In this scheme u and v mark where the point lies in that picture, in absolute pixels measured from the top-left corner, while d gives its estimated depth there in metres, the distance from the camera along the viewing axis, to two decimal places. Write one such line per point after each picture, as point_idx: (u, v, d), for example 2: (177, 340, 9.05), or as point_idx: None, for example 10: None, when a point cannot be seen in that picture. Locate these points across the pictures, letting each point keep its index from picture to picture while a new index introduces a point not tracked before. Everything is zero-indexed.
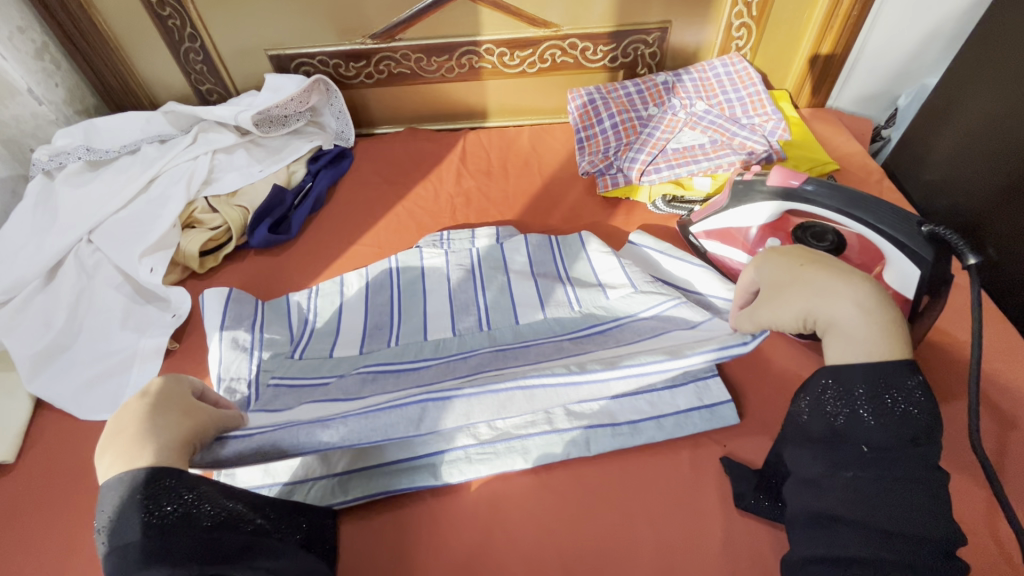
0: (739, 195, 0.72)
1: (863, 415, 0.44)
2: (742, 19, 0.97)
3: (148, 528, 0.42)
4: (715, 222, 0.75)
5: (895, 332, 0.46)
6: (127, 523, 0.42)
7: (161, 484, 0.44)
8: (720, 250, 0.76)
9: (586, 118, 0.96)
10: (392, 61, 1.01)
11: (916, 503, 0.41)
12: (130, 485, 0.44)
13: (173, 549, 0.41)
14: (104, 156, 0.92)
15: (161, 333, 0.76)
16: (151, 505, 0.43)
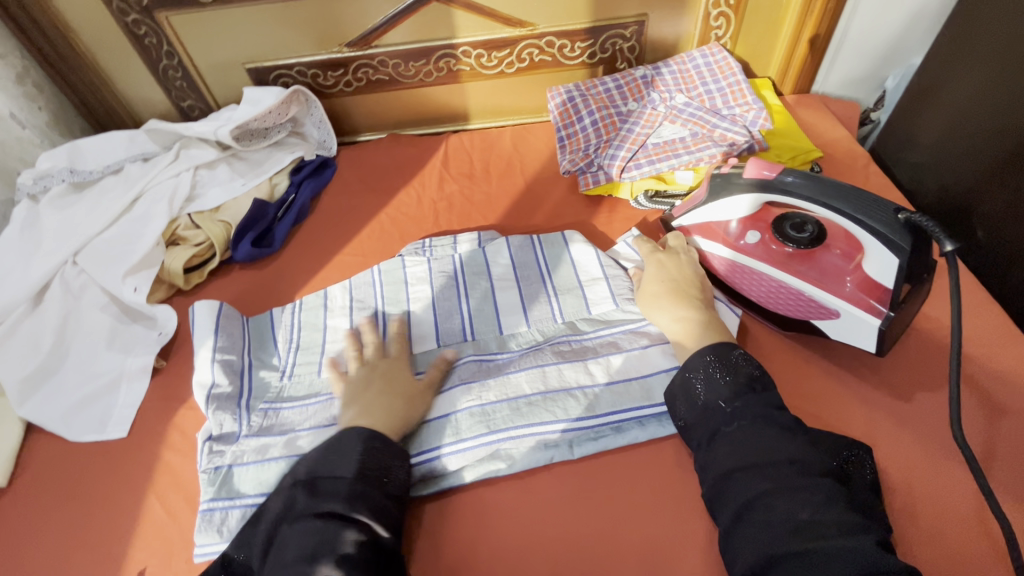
0: (716, 188, 0.72)
1: (716, 377, 0.59)
2: (719, 8, 0.96)
3: (358, 474, 0.55)
4: (696, 217, 0.75)
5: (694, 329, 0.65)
6: (348, 461, 0.56)
7: (376, 444, 0.58)
8: (701, 244, 0.75)
9: (567, 115, 0.95)
10: (370, 68, 1.01)
11: (772, 441, 0.54)
12: (365, 440, 0.58)
13: (365, 496, 0.54)
14: (88, 177, 0.93)
15: (147, 352, 0.76)
16: (366, 458, 0.57)
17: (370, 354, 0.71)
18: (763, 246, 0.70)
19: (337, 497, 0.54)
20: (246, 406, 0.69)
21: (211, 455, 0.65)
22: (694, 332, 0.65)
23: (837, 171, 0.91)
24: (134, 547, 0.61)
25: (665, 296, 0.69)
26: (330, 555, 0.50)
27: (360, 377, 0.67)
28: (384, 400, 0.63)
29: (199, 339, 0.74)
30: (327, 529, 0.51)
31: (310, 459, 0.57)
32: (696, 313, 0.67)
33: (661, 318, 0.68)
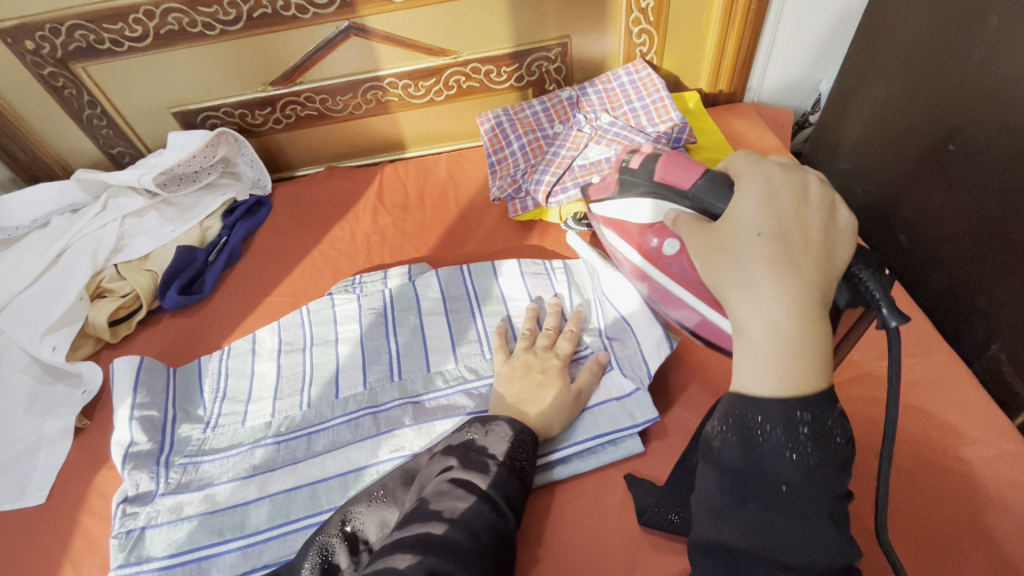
0: (625, 185, 0.70)
1: (792, 445, 0.41)
2: (640, 25, 0.96)
3: (508, 461, 0.57)
4: (610, 212, 0.73)
5: (803, 355, 0.42)
6: (501, 442, 0.58)
7: (526, 436, 0.59)
8: (617, 240, 0.74)
9: (495, 141, 0.95)
10: (297, 105, 1.00)
11: (819, 531, 0.40)
12: (515, 429, 0.59)
13: (510, 483, 0.55)
14: (14, 233, 0.93)
15: (69, 412, 0.75)
16: (515, 448, 0.58)
17: (542, 342, 0.71)
18: (682, 258, 0.65)
19: (479, 471, 0.55)
20: (165, 462, 0.68)
21: (124, 518, 0.63)
22: (764, 337, 0.43)
23: None
24: None
25: (752, 262, 0.44)
26: (461, 526, 0.50)
27: (523, 366, 0.68)
28: (546, 392, 0.65)
29: (118, 395, 0.73)
30: (464, 500, 0.52)
31: (468, 433, 0.59)
32: (805, 323, 0.42)
33: (749, 305, 0.44)
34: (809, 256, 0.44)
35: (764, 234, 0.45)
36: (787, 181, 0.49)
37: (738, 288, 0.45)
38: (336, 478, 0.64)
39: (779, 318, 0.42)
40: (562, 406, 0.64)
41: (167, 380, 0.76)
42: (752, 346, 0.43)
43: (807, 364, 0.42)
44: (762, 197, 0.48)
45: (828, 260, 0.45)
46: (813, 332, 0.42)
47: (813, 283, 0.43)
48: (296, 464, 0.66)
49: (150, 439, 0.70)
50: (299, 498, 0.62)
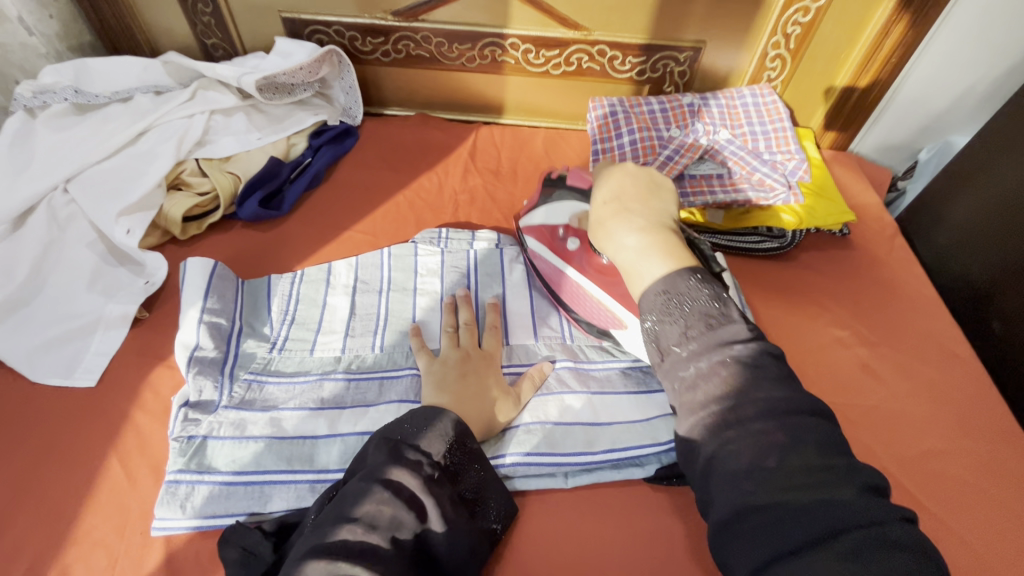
0: (547, 191, 0.76)
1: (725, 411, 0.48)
2: (778, 50, 0.93)
3: (439, 457, 0.54)
4: (536, 217, 0.76)
5: (673, 251, 0.54)
6: (436, 445, 0.55)
7: (464, 434, 0.57)
8: (537, 246, 0.76)
9: (605, 129, 0.92)
10: (411, 42, 0.96)
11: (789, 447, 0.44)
12: (459, 427, 0.57)
13: (438, 485, 0.53)
14: (93, 100, 0.86)
15: (130, 300, 0.71)
16: (453, 446, 0.56)
17: (468, 339, 0.69)
18: (584, 253, 0.71)
19: (412, 472, 0.52)
20: (229, 375, 0.65)
21: (184, 423, 0.61)
22: (637, 262, 0.55)
23: (865, 235, 0.90)
24: (86, 510, 0.57)
25: (612, 225, 0.57)
26: (391, 533, 0.49)
27: (455, 364, 0.65)
28: (462, 382, 0.63)
29: (187, 296, 0.69)
30: (389, 505, 0.50)
31: (401, 424, 0.56)
32: (659, 236, 0.55)
33: (620, 238, 0.56)
34: (646, 201, 0.58)
35: (606, 201, 0.59)
36: (610, 167, 0.63)
37: (609, 241, 0.57)
38: None
39: (639, 248, 0.55)
40: (504, 398, 0.64)
41: (236, 292, 0.73)
42: (619, 255, 0.56)
43: (670, 264, 0.53)
44: (605, 173, 0.62)
45: (661, 200, 0.59)
46: (669, 241, 0.55)
47: (655, 214, 0.57)
48: (366, 407, 0.63)
49: (216, 347, 0.66)
50: None
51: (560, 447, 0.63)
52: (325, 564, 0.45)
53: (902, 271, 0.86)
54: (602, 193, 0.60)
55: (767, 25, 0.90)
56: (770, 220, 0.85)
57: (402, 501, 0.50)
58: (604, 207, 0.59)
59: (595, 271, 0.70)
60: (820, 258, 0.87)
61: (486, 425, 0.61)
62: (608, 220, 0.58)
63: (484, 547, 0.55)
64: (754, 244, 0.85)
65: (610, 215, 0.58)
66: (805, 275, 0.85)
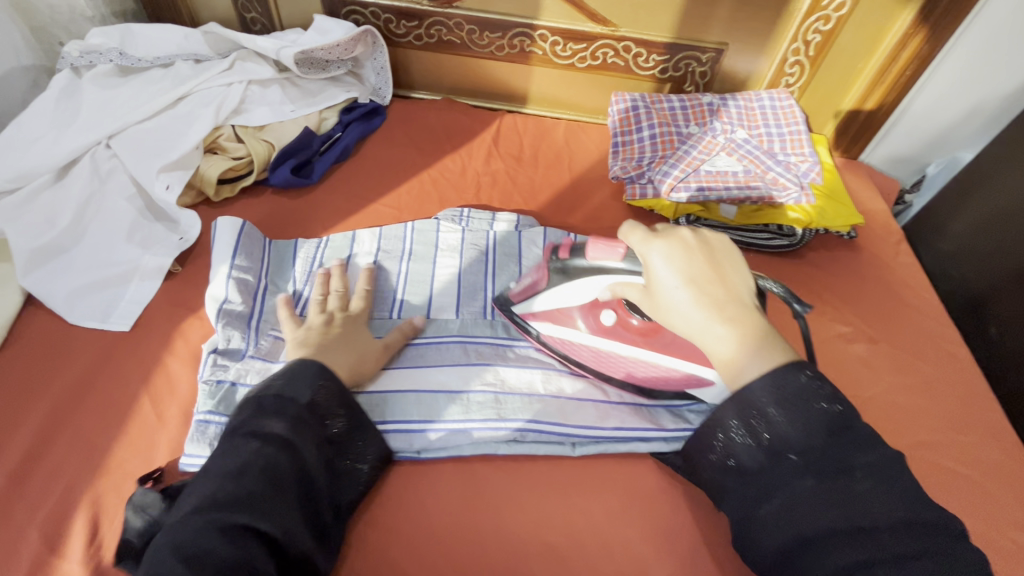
0: (554, 275, 0.66)
1: (774, 419, 0.48)
2: (798, 56, 0.96)
3: (307, 402, 0.55)
4: (541, 303, 0.69)
5: (773, 342, 0.50)
6: (306, 391, 0.55)
7: (330, 380, 0.57)
8: (553, 330, 0.70)
9: (626, 123, 0.95)
10: (443, 27, 0.99)
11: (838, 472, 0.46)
12: (324, 375, 0.57)
13: (307, 428, 0.54)
14: (136, 64, 0.89)
15: (165, 254, 0.74)
16: (317, 390, 0.56)
17: (334, 303, 0.70)
18: (622, 326, 0.67)
19: (277, 418, 0.52)
20: (257, 329, 0.68)
21: (213, 368, 0.64)
22: (746, 355, 0.50)
23: (872, 239, 0.93)
24: (118, 443, 0.60)
25: (695, 316, 0.51)
26: (263, 476, 0.49)
27: (318, 329, 0.66)
28: (347, 348, 0.65)
29: (217, 253, 0.72)
30: (262, 449, 0.51)
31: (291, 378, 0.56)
32: (749, 322, 0.51)
33: (699, 330, 0.51)
34: (718, 275, 0.52)
35: (682, 283, 0.52)
36: (657, 236, 0.54)
37: (682, 326, 0.52)
38: (427, 395, 0.67)
39: (730, 338, 0.50)
40: (372, 356, 0.66)
41: (262, 250, 0.76)
42: (706, 346, 0.52)
43: (768, 359, 0.49)
44: (656, 249, 0.54)
45: (733, 272, 0.53)
46: (757, 324, 0.51)
47: (736, 292, 0.52)
48: (385, 370, 0.69)
49: (243, 302, 0.69)
50: (391, 402, 0.65)
51: (569, 418, 0.66)
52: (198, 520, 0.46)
53: (904, 275, 0.89)
54: (665, 277, 0.52)
55: (788, 32, 0.93)
56: (780, 218, 0.89)
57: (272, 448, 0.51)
58: (677, 298, 0.52)
59: (640, 337, 0.66)
60: (827, 259, 0.89)
61: (351, 376, 0.63)
62: (691, 312, 0.51)
63: (348, 483, 0.58)
64: (766, 240, 0.87)
65: (695, 308, 0.51)
66: (810, 273, 0.88)
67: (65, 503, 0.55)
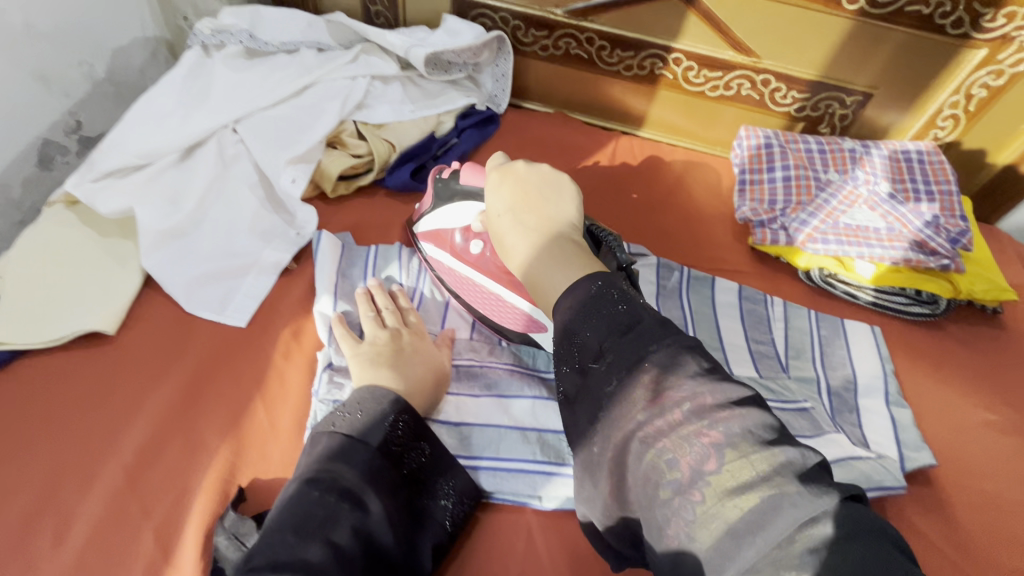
0: (439, 194, 0.69)
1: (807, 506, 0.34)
2: (955, 109, 0.88)
3: (384, 444, 0.52)
4: (429, 221, 0.70)
5: (579, 259, 0.48)
6: (372, 426, 0.52)
7: (407, 417, 0.54)
8: (434, 252, 0.70)
9: (757, 161, 0.89)
10: (572, 40, 0.95)
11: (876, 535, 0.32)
12: (395, 407, 0.54)
13: (376, 474, 0.50)
14: (263, 47, 0.87)
15: (284, 249, 0.71)
16: (392, 429, 0.53)
17: (389, 317, 0.65)
18: (487, 254, 0.65)
19: (348, 462, 0.50)
20: None
21: (329, 386, 0.60)
22: (544, 271, 0.49)
23: (1021, 316, 0.84)
24: (227, 449, 0.56)
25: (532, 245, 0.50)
26: (326, 533, 0.45)
27: (385, 345, 0.61)
28: (416, 371, 0.60)
29: (321, 273, 0.70)
30: (327, 498, 0.47)
31: (357, 413, 0.53)
32: (550, 243, 0.50)
33: (517, 248, 0.52)
34: (537, 205, 0.54)
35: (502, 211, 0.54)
36: (499, 170, 0.58)
37: (505, 253, 0.53)
38: (552, 436, 0.61)
39: (526, 253, 0.51)
40: (440, 377, 0.62)
41: (364, 266, 0.73)
42: (540, 289, 0.49)
43: (576, 271, 0.47)
44: (495, 179, 0.58)
45: (551, 201, 0.54)
46: (579, 248, 0.50)
47: (539, 214, 0.53)
48: (501, 398, 0.63)
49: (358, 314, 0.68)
50: (509, 439, 0.60)
51: None
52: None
53: None
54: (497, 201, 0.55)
55: (951, 83, 0.85)
56: (922, 283, 0.81)
57: (334, 498, 0.47)
58: (516, 225, 0.53)
59: (501, 267, 0.65)
60: (969, 334, 0.82)
61: (427, 401, 0.60)
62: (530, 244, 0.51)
63: (428, 532, 0.53)
64: (903, 307, 0.82)
65: (525, 235, 0.52)
66: (951, 348, 0.80)
67: (176, 510, 0.52)
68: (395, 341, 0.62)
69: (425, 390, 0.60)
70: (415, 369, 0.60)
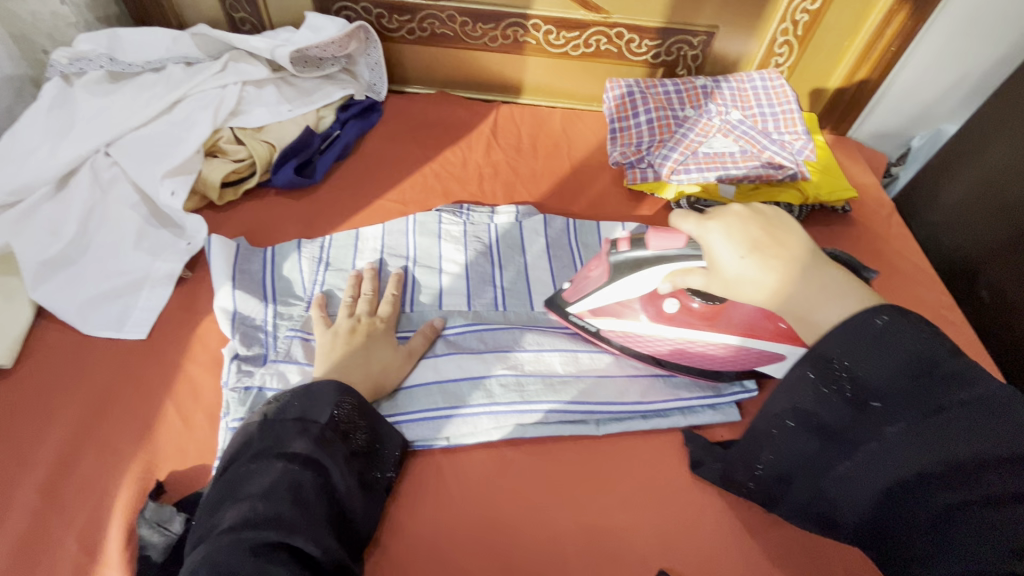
0: (617, 268, 0.64)
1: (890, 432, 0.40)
2: (787, 36, 0.98)
3: (332, 421, 0.55)
4: (592, 300, 0.66)
5: (845, 287, 0.47)
6: (320, 406, 0.55)
7: (349, 397, 0.57)
8: (612, 326, 0.68)
9: (623, 109, 0.96)
10: (436, 21, 0.99)
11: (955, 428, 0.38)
12: (339, 392, 0.57)
13: (330, 446, 0.54)
14: (127, 69, 0.88)
15: (175, 259, 0.73)
16: (336, 406, 0.56)
17: (362, 308, 0.70)
18: (684, 312, 0.64)
19: (299, 436, 0.53)
20: (272, 333, 0.68)
21: (239, 374, 0.63)
22: (805, 303, 0.48)
23: (867, 212, 0.95)
24: (140, 449, 0.59)
25: (793, 285, 0.48)
26: (288, 496, 0.49)
27: (348, 335, 0.66)
28: (374, 357, 0.64)
29: (216, 271, 0.72)
30: (281, 467, 0.50)
31: (302, 398, 0.56)
32: (817, 271, 0.48)
33: (762, 284, 0.49)
34: (778, 237, 0.50)
35: (745, 254, 0.50)
36: (698, 220, 0.53)
37: (755, 297, 0.50)
38: (453, 384, 0.66)
39: (764, 279, 0.49)
40: (389, 365, 0.65)
41: (264, 262, 0.75)
42: (807, 323, 0.48)
43: (847, 303, 0.46)
44: (714, 232, 0.52)
45: (789, 232, 0.51)
46: (835, 276, 0.48)
47: (795, 253, 0.50)
48: None
49: (251, 309, 0.70)
50: (413, 396, 0.65)
51: (592, 395, 0.66)
52: (230, 538, 0.46)
53: (898, 245, 0.91)
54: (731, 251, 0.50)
55: (777, 12, 0.94)
56: (779, 195, 0.90)
57: (289, 467, 0.51)
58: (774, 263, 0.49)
59: (700, 320, 0.64)
60: (823, 233, 0.92)
61: (372, 390, 0.62)
62: (795, 283, 0.48)
63: (380, 493, 0.57)
64: None
65: (799, 280, 0.48)
66: None
67: (97, 512, 0.55)
68: (360, 334, 0.66)
69: (379, 381, 0.63)
70: (375, 357, 0.64)
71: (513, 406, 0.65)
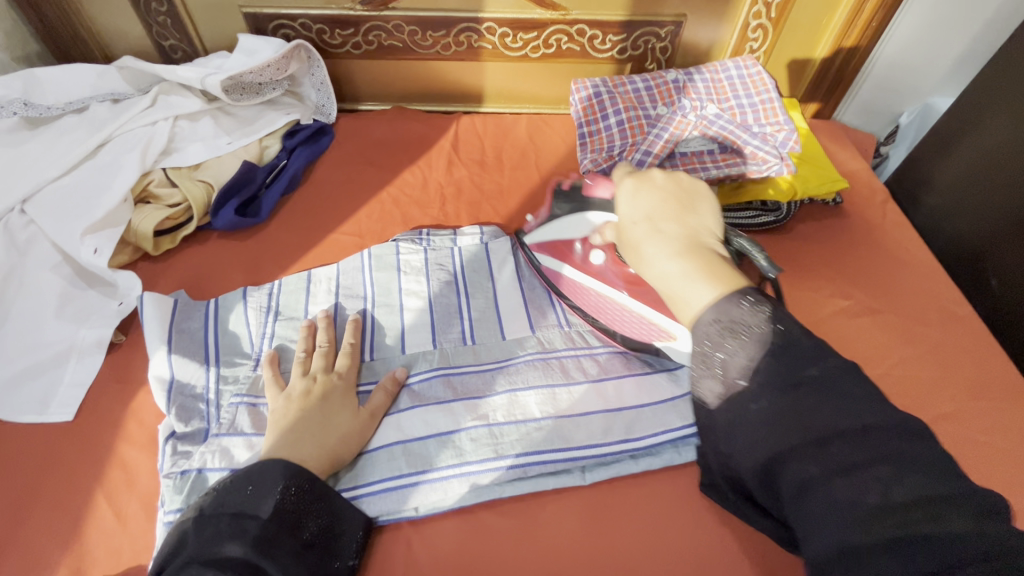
0: (562, 204, 0.69)
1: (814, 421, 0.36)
2: (759, 19, 0.91)
3: (277, 512, 0.48)
4: (544, 234, 0.70)
5: (716, 269, 0.44)
6: (262, 495, 0.48)
7: (297, 480, 0.50)
8: (550, 263, 0.70)
9: (590, 111, 0.89)
10: (382, 32, 0.92)
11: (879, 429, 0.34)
12: (287, 475, 0.50)
13: (275, 543, 0.47)
14: (45, 113, 0.79)
15: (103, 325, 0.67)
16: (282, 494, 0.49)
17: (318, 364, 0.63)
18: (610, 266, 0.64)
19: (235, 536, 0.46)
20: (215, 402, 0.61)
21: (174, 457, 0.56)
22: (680, 284, 0.44)
23: (859, 201, 0.89)
24: (67, 554, 0.52)
25: (671, 255, 0.46)
26: None
27: (300, 398, 0.58)
28: (330, 424, 0.57)
29: (151, 336, 0.65)
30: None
31: (242, 488, 0.49)
32: (702, 255, 0.45)
33: (654, 255, 0.47)
34: (676, 213, 0.49)
35: (641, 218, 0.49)
36: (632, 176, 0.53)
37: (644, 265, 0.48)
38: (419, 443, 0.59)
39: (666, 250, 0.47)
40: (348, 433, 0.57)
41: (205, 317, 0.68)
42: (678, 301, 0.45)
43: (719, 286, 0.43)
44: (629, 191, 0.53)
45: (699, 211, 0.49)
46: (713, 259, 0.45)
47: (683, 232, 0.48)
48: None
49: (190, 374, 0.63)
50: (375, 462, 0.58)
51: (574, 441, 0.59)
52: None
53: (895, 234, 0.85)
54: (637, 207, 0.50)
55: None
56: (763, 193, 0.84)
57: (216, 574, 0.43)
58: (669, 232, 0.48)
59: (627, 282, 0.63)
60: (815, 228, 0.86)
61: (328, 465, 0.55)
62: (683, 258, 0.46)
63: None
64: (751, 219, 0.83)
65: (695, 259, 0.45)
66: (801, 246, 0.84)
67: None
68: (314, 396, 0.59)
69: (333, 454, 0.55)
70: (330, 420, 0.57)
71: (487, 463, 0.58)
